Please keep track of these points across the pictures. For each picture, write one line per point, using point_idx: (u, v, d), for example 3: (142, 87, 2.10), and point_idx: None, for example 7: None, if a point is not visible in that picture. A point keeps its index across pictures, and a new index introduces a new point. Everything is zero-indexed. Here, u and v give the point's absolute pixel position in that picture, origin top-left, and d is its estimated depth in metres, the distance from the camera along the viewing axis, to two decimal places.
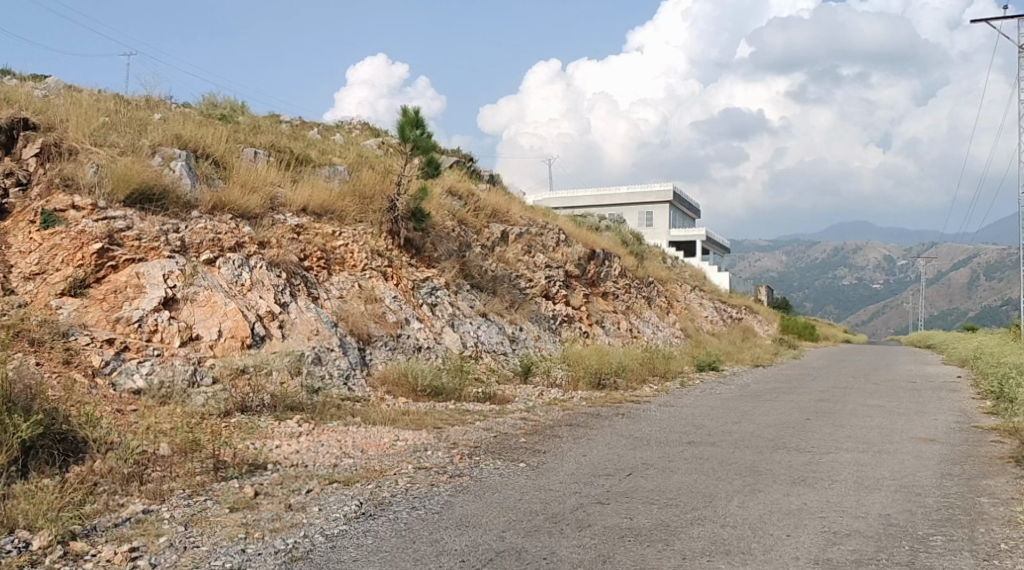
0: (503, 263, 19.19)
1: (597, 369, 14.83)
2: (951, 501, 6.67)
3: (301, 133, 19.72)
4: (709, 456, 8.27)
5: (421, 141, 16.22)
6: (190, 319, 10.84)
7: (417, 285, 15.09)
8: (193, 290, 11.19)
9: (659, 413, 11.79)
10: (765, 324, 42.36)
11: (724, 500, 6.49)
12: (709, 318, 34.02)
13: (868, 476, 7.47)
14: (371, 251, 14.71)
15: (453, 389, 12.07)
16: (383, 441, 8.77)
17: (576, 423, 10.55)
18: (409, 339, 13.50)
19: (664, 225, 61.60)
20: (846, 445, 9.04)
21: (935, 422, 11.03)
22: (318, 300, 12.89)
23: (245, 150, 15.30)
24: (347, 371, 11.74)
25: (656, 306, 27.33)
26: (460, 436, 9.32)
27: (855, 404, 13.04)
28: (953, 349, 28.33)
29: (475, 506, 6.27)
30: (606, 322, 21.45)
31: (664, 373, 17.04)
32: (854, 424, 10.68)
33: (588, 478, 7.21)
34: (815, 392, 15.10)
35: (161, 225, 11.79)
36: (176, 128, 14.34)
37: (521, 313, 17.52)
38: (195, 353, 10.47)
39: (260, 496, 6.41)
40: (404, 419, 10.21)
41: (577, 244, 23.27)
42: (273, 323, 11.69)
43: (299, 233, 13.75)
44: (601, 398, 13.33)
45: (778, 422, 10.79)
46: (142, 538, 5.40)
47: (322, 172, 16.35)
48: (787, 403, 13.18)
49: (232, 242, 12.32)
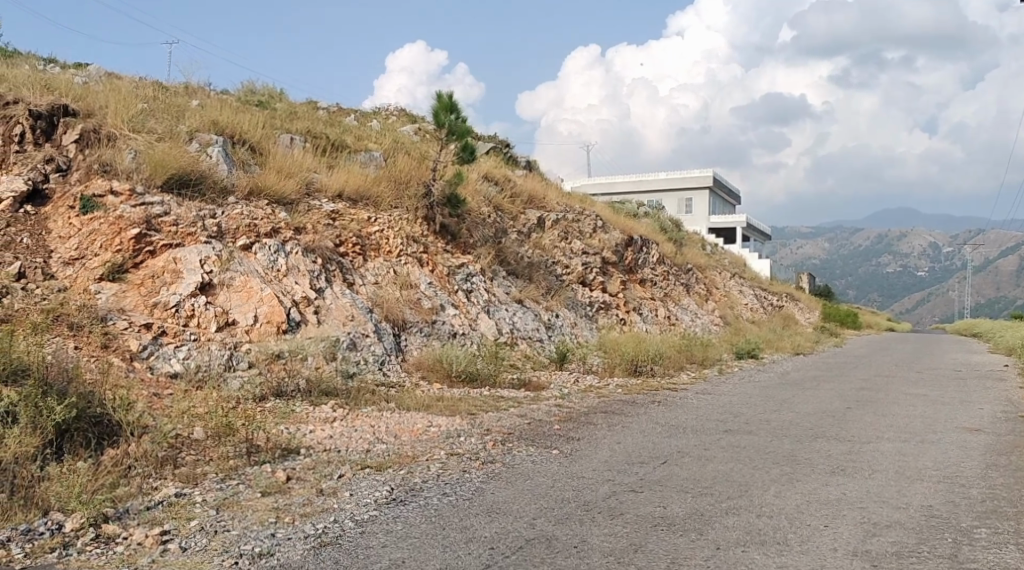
0: (539, 249, 19.06)
1: (633, 356, 14.66)
2: (996, 492, 6.35)
3: (338, 119, 19.75)
4: (746, 445, 8.09)
5: (455, 126, 16.14)
6: (226, 304, 10.91)
7: (452, 271, 15.03)
8: (229, 275, 11.25)
9: (695, 401, 11.60)
10: (806, 312, 41.71)
11: (761, 489, 6.32)
12: (749, 306, 33.57)
13: (909, 466, 7.21)
14: (407, 237, 14.66)
15: (488, 375, 12.00)
16: (416, 427, 8.73)
17: (611, 410, 10.42)
18: (444, 326, 13.47)
19: (704, 212, 60.91)
20: (887, 435, 8.78)
21: (982, 412, 10.69)
22: (354, 286, 12.89)
23: (282, 136, 15.34)
24: (382, 356, 11.73)
25: (695, 293, 27.01)
26: (493, 423, 9.25)
27: (898, 393, 12.70)
28: (1000, 338, 27.55)
29: (506, 493, 6.19)
30: (643, 309, 21.23)
31: (702, 360, 16.81)
32: (897, 413, 10.39)
33: (622, 466, 7.08)
34: (856, 381, 14.76)
35: (197, 211, 11.85)
36: (213, 114, 14.42)
37: (557, 299, 17.39)
38: (232, 338, 10.53)
39: (292, 481, 6.40)
40: (438, 405, 10.16)
41: (615, 230, 23.05)
42: (309, 308, 11.72)
43: (334, 219, 13.76)
44: (637, 385, 13.17)
45: (818, 410, 10.54)
46: (173, 521, 5.41)
47: (358, 157, 16.34)
48: (828, 391, 12.89)
49: (268, 228, 12.35)
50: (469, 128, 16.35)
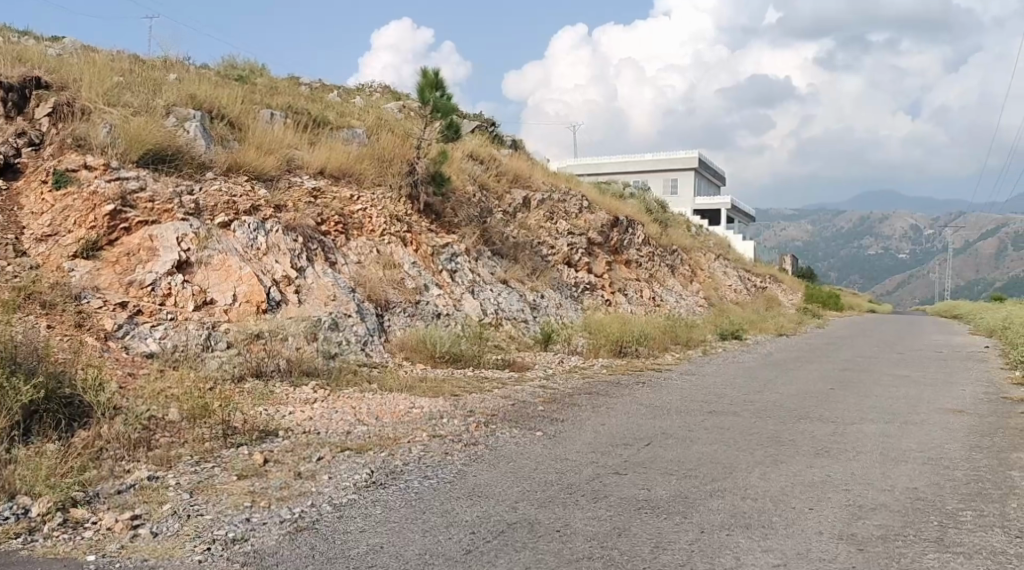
0: (525, 229, 18.89)
1: (618, 337, 14.55)
2: (981, 474, 6.20)
3: (321, 95, 19.44)
4: (731, 426, 7.99)
5: (440, 103, 15.90)
6: (204, 283, 10.71)
7: (437, 250, 14.83)
8: (207, 253, 11.03)
9: (679, 382, 11.51)
10: (789, 294, 41.79)
11: (745, 471, 6.20)
12: (733, 287, 33.57)
13: (894, 447, 7.11)
14: (390, 216, 14.45)
15: (472, 356, 11.86)
16: (398, 408, 8.57)
17: (595, 391, 10.30)
18: (428, 306, 13.29)
19: (689, 193, 60.85)
20: (870, 416, 8.69)
21: (964, 394, 10.64)
22: (336, 265, 12.69)
23: (262, 111, 15.06)
24: (365, 337, 11.56)
25: (680, 274, 26.94)
26: (476, 404, 9.11)
27: (882, 375, 12.66)
28: (981, 320, 27.64)
29: (489, 475, 6.06)
30: (628, 290, 21.14)
31: (687, 341, 16.72)
32: (880, 395, 10.33)
33: (607, 448, 6.96)
34: (840, 362, 14.72)
35: (174, 187, 11.60)
36: (191, 88, 14.12)
37: (542, 280, 17.25)
38: (210, 317, 10.34)
39: (270, 463, 6.24)
40: (421, 386, 10.01)
41: (600, 210, 22.89)
42: (290, 288, 11.53)
43: (316, 197, 13.53)
44: (621, 366, 13.06)
45: (801, 392, 10.47)
46: (145, 506, 5.25)
47: (341, 134, 16.07)
48: (811, 373, 12.82)
49: (247, 205, 12.11)
50: (454, 105, 16.10)
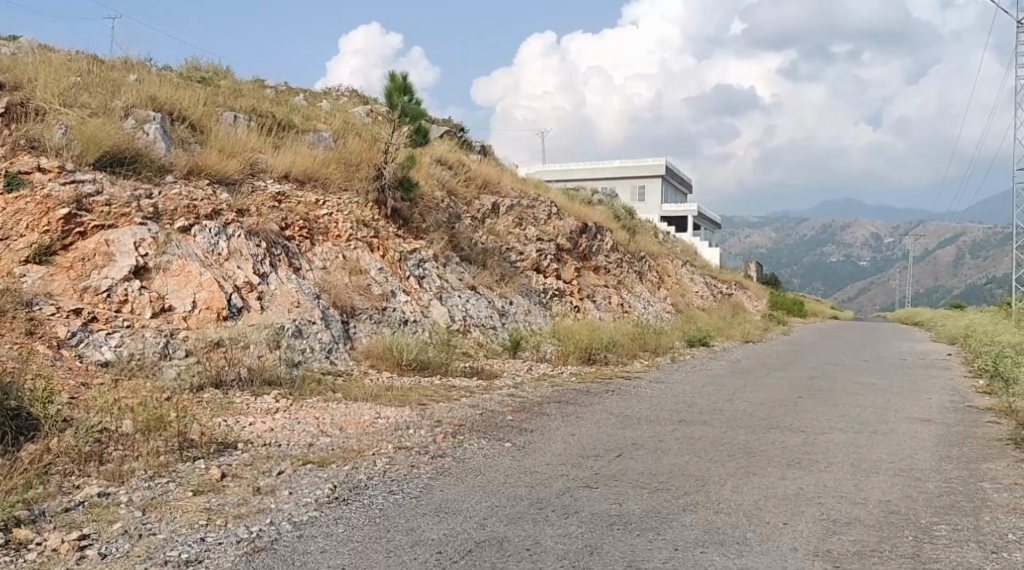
0: (493, 235, 18.74)
1: (587, 344, 14.45)
2: (953, 486, 6.15)
3: (286, 98, 19.15)
4: (702, 436, 7.89)
5: (408, 107, 15.69)
6: (162, 289, 10.42)
7: (404, 256, 14.62)
8: (166, 259, 10.73)
9: (649, 390, 11.42)
10: (755, 301, 42.11)
11: (718, 484, 6.09)
12: (700, 294, 33.71)
13: (865, 458, 7.05)
14: (357, 221, 14.21)
15: (439, 364, 11.67)
16: (362, 419, 8.36)
17: (564, 400, 10.16)
18: (395, 312, 13.08)
19: (657, 200, 61.16)
20: (839, 426, 8.64)
21: (930, 402, 10.67)
22: (301, 271, 12.43)
23: (225, 114, 14.75)
24: (329, 345, 11.32)
25: (647, 281, 26.96)
26: (443, 414, 8.92)
27: (849, 382, 12.69)
28: (942, 327, 28.02)
29: (456, 490, 5.88)
30: (597, 297, 21.07)
31: (655, 348, 16.66)
32: (848, 403, 10.32)
33: (577, 459, 6.82)
34: (807, 369, 14.74)
35: (132, 190, 11.28)
36: (151, 89, 13.78)
37: (511, 286, 17.10)
38: (168, 325, 10.04)
39: (227, 479, 6.02)
40: (387, 395, 9.80)
41: (569, 217, 22.82)
42: (252, 294, 11.26)
43: (280, 201, 13.26)
44: (590, 374, 12.95)
45: (770, 400, 10.43)
46: (93, 525, 4.99)
47: (306, 138, 15.81)
48: (779, 381, 12.80)
49: (209, 209, 11.82)
50: (422, 109, 15.91)
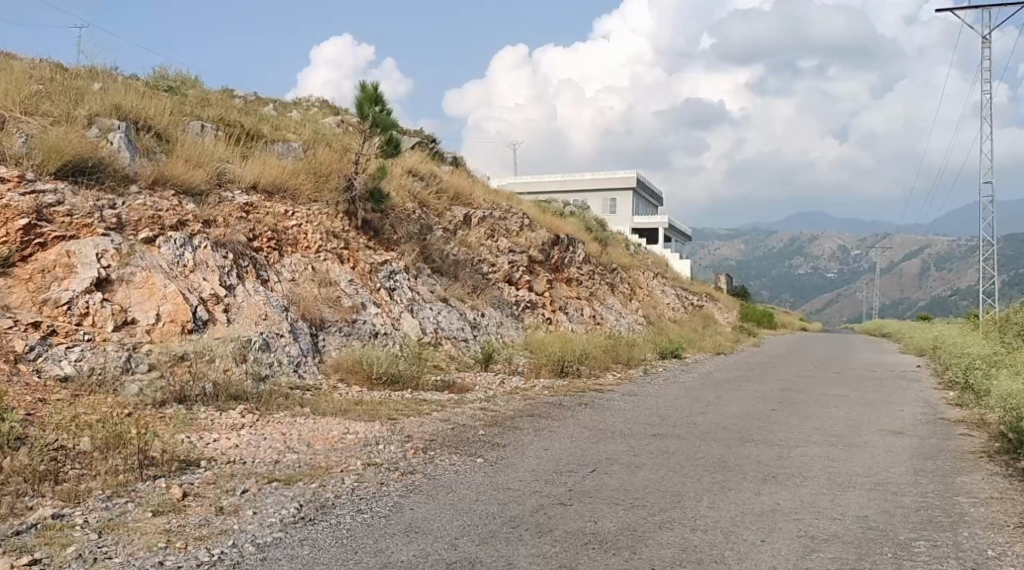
0: (465, 247, 18.61)
1: (560, 357, 14.34)
2: (930, 501, 6.10)
3: (255, 108, 18.91)
4: (676, 450, 7.80)
5: (379, 118, 15.51)
6: (125, 302, 10.17)
7: (375, 267, 14.43)
8: (129, 270, 10.47)
9: (622, 402, 11.33)
10: (725, 313, 42.35)
11: (694, 500, 5.99)
12: (671, 306, 33.82)
13: (840, 472, 7.00)
14: (326, 232, 14.02)
15: (410, 377, 11.49)
16: (331, 434, 8.17)
17: (536, 413, 10.04)
18: (365, 325, 12.89)
19: (628, 212, 61.41)
20: (813, 439, 8.59)
21: (902, 414, 10.69)
22: (268, 283, 12.21)
23: (192, 123, 14.49)
24: (298, 358, 11.11)
25: (619, 293, 26.96)
26: (414, 429, 8.75)
27: (820, 394, 12.70)
28: (910, 339, 28.29)
29: (427, 508, 5.72)
30: (569, 309, 21.00)
31: (628, 361, 16.61)
32: (821, 415, 10.32)
33: (550, 475, 6.69)
34: (778, 381, 14.76)
35: (95, 200, 11.01)
36: (116, 98, 13.50)
37: (483, 298, 16.97)
38: (131, 339, 9.79)
39: (189, 498, 5.83)
40: (357, 410, 9.61)
41: (541, 228, 22.75)
42: (218, 307, 11.02)
43: (248, 212, 13.03)
44: (563, 387, 12.83)
45: (743, 413, 10.39)
46: (46, 549, 4.77)
47: (275, 148, 15.59)
48: (752, 393, 12.77)
49: (174, 220, 11.58)
50: (393, 120, 15.75)
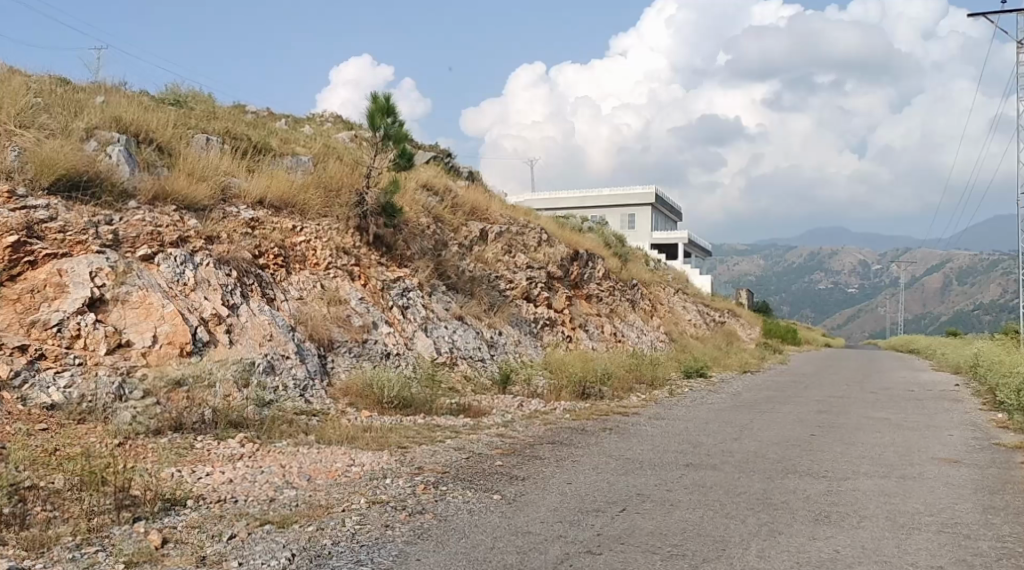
0: (482, 263, 17.95)
1: (581, 378, 13.63)
2: (1010, 547, 5.36)
3: (265, 122, 18.40)
4: (712, 484, 7.06)
5: (391, 130, 14.82)
6: (120, 323, 9.59)
7: (387, 285, 13.79)
8: (125, 289, 9.90)
9: (649, 427, 10.59)
10: (748, 329, 41.41)
11: (740, 547, 5.28)
12: (692, 322, 33.00)
13: (899, 511, 6.25)
14: (336, 248, 13.42)
15: (424, 401, 10.82)
16: (334, 467, 7.49)
17: (558, 441, 9.32)
18: (376, 345, 12.23)
19: (646, 228, 60.65)
20: (862, 469, 7.82)
21: (952, 439, 9.88)
22: (275, 302, 11.60)
23: (196, 136, 13.97)
24: (304, 381, 10.47)
25: (641, 309, 26.18)
26: (426, 459, 8.06)
27: (859, 417, 11.91)
28: (941, 355, 27.36)
29: (436, 560, 5.05)
30: (589, 326, 20.28)
31: (652, 381, 15.84)
32: (865, 442, 9.53)
33: (575, 516, 5.99)
34: (812, 402, 13.95)
35: (90, 216, 10.45)
36: (116, 111, 12.98)
37: (500, 316, 16.29)
38: (125, 362, 9.20)
39: (169, 546, 5.21)
40: (365, 437, 8.95)
41: (560, 243, 22.06)
42: (220, 327, 10.41)
43: (254, 227, 12.44)
44: (585, 409, 12.10)
45: (781, 439, 9.64)
46: None
47: (283, 162, 15.04)
48: (787, 415, 12.00)
49: (174, 237, 11.01)
50: (407, 133, 15.09)
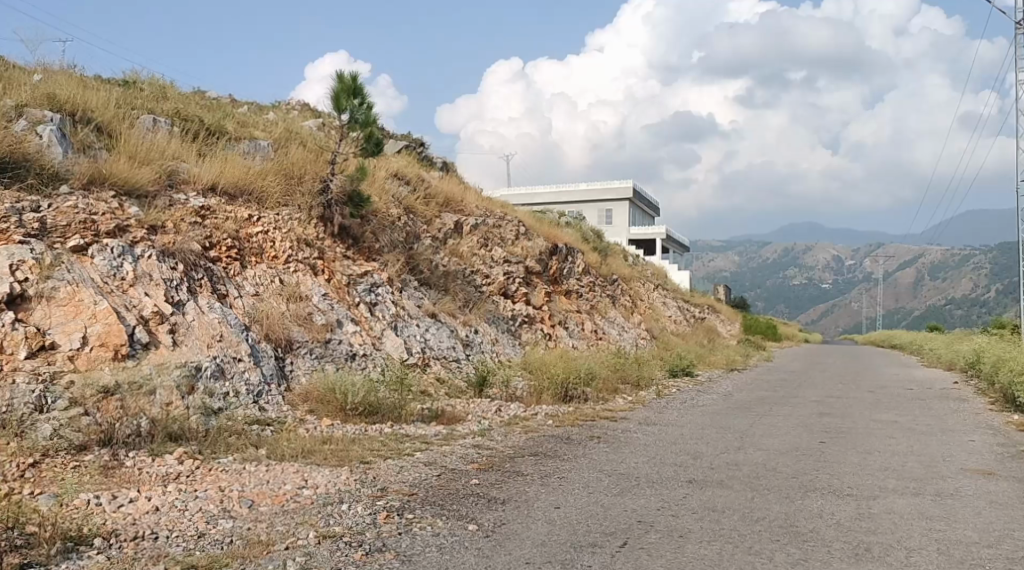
0: (457, 257, 16.91)
1: (563, 380, 12.64)
2: None
3: (224, 106, 17.22)
4: (724, 507, 6.07)
5: (358, 113, 13.63)
6: (44, 323, 8.46)
7: (353, 280, 12.70)
8: (50, 285, 8.75)
9: (641, 435, 9.62)
10: (728, 326, 40.75)
11: None
12: (673, 319, 32.21)
13: (950, 541, 5.31)
14: (298, 240, 12.31)
15: (392, 408, 9.75)
16: (283, 490, 6.42)
17: (543, 452, 8.32)
18: (341, 346, 11.13)
19: (624, 223, 59.76)
20: (890, 486, 6.86)
21: (975, 446, 8.98)
22: (227, 299, 10.49)
23: (142, 118, 12.83)
24: (258, 387, 9.36)
25: (622, 306, 25.30)
26: (392, 477, 7.03)
27: (865, 420, 11.02)
28: (930, 351, 26.63)
29: None
30: (569, 323, 19.33)
31: (637, 381, 14.90)
32: (881, 450, 8.63)
33: (567, 555, 4.99)
34: (809, 403, 13.08)
35: (12, 203, 9.32)
36: (50, 88, 11.82)
37: (476, 313, 15.26)
38: (49, 367, 8.06)
39: None
40: (323, 451, 7.87)
41: (539, 237, 21.07)
42: (162, 327, 9.27)
43: (204, 217, 11.30)
44: (569, 414, 11.11)
45: (788, 447, 8.71)
46: None
47: (240, 146, 13.92)
48: (788, 419, 11.08)
49: (111, 226, 9.88)
50: (375, 116, 13.90)
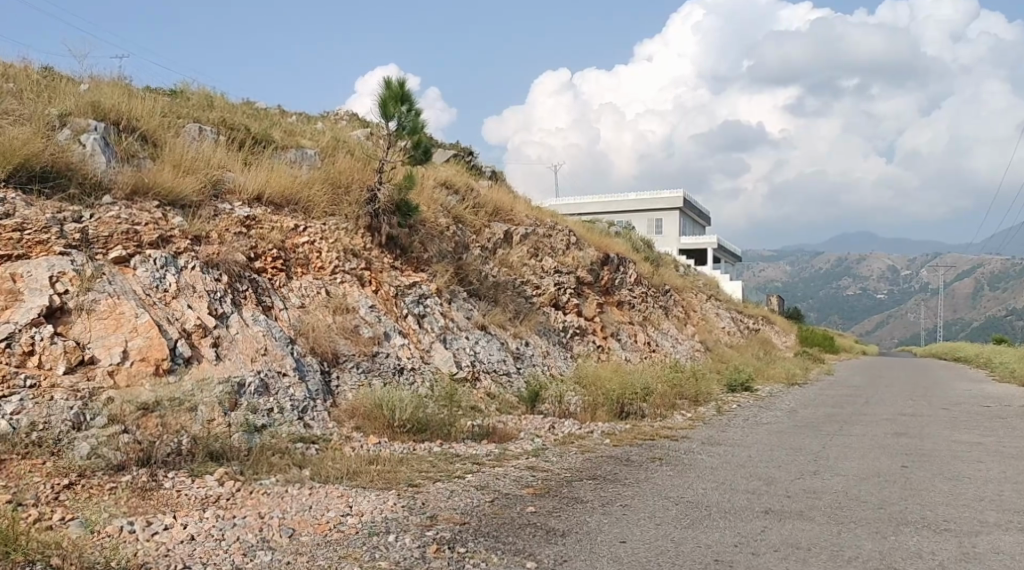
0: (506, 267, 16.45)
1: (619, 395, 12.06)
2: None
3: (271, 115, 17.06)
4: (809, 544, 5.50)
5: (405, 120, 13.23)
6: (85, 337, 8.19)
7: (401, 291, 12.29)
8: (91, 297, 8.49)
9: (705, 456, 9.00)
10: (783, 337, 39.64)
11: None
12: (727, 329, 31.34)
13: None
14: (344, 250, 11.96)
15: (441, 425, 9.28)
16: (327, 517, 5.98)
17: (602, 476, 7.77)
18: (388, 359, 10.71)
19: (674, 233, 58.82)
20: (992, 520, 6.19)
21: None
22: (272, 311, 10.15)
23: (188, 127, 12.66)
24: (303, 402, 8.96)
25: (674, 317, 24.59)
26: (442, 503, 6.56)
27: (947, 441, 10.25)
28: (1002, 364, 25.33)
29: None
30: (621, 335, 18.71)
31: (696, 397, 14.24)
32: (973, 476, 7.90)
33: None
34: (882, 421, 12.30)
35: (55, 213, 9.12)
36: (95, 98, 11.70)
37: (527, 325, 14.75)
38: (87, 383, 7.77)
39: None
40: (369, 472, 7.43)
41: (589, 247, 20.52)
42: (205, 341, 8.95)
43: (249, 227, 11.02)
44: (627, 432, 10.53)
45: (869, 472, 8.02)
46: None
47: (287, 155, 13.67)
48: (862, 439, 10.35)
49: (154, 237, 9.62)
50: (423, 122, 13.49)
